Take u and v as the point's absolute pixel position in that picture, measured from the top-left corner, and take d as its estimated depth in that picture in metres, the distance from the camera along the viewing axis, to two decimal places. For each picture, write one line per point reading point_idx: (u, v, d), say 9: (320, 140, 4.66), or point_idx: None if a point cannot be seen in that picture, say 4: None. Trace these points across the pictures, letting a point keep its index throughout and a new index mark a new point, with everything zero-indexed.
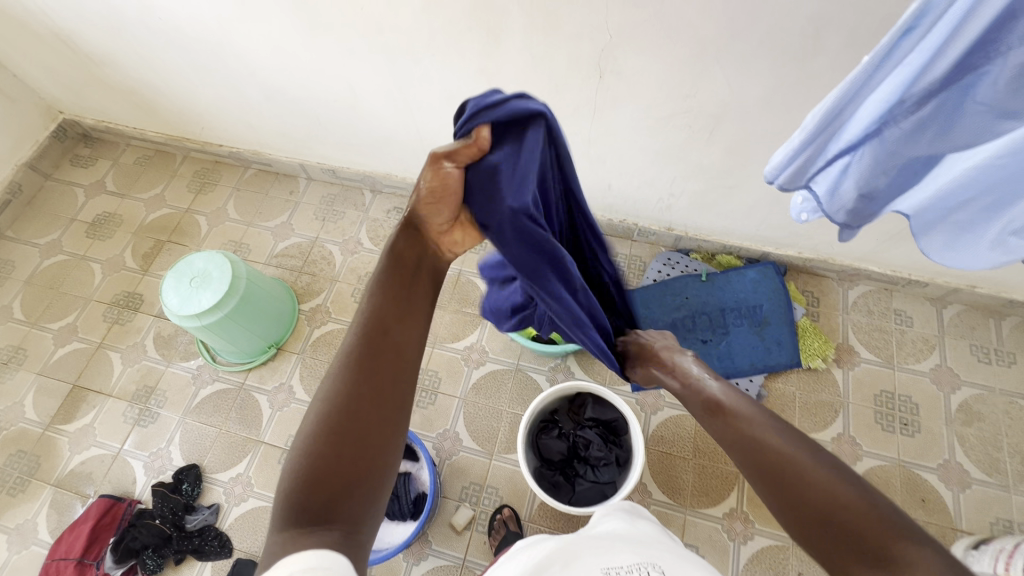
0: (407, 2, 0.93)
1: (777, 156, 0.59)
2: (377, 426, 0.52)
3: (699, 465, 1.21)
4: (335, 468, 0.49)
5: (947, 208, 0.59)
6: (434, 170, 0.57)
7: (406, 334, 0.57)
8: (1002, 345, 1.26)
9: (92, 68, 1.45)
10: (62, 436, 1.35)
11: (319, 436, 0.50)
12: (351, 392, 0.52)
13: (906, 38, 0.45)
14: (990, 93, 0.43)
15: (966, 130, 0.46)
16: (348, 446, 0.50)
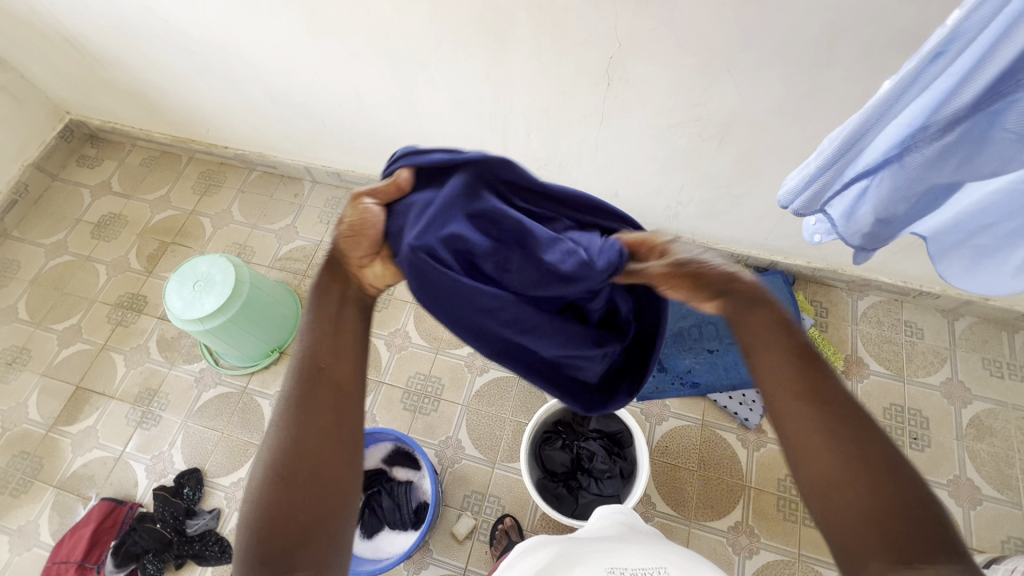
0: (413, 8, 0.92)
1: (793, 180, 0.58)
2: (327, 467, 0.49)
3: (703, 477, 1.19)
4: (291, 518, 0.48)
5: (966, 232, 0.58)
6: (353, 205, 0.52)
7: (339, 365, 0.53)
8: (1015, 359, 1.24)
9: (99, 69, 1.45)
10: (64, 438, 1.35)
11: (271, 484, 0.48)
12: (291, 442, 0.49)
13: (934, 63, 0.43)
14: (1021, 122, 0.41)
15: (994, 158, 0.45)
16: (300, 492, 0.48)
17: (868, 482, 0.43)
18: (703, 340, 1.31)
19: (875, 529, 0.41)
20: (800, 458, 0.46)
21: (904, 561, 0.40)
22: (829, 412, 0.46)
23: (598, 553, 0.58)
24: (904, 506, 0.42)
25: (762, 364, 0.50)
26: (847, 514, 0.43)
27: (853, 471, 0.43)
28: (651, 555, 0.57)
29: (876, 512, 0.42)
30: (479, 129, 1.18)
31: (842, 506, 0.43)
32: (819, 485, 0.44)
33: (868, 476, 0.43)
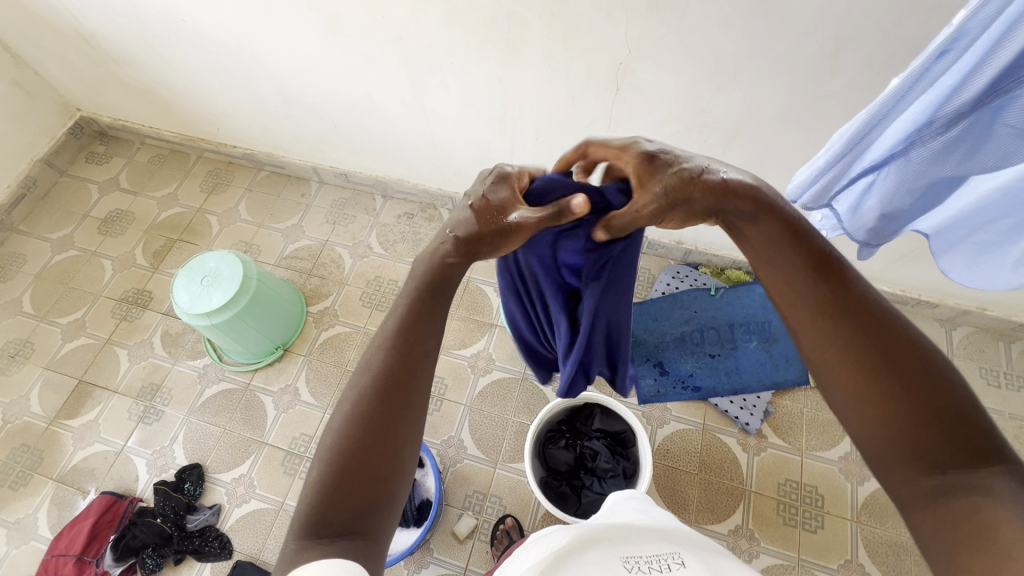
0: (428, 11, 0.95)
1: (800, 175, 0.60)
2: (390, 437, 0.52)
3: (704, 480, 1.20)
4: (353, 485, 0.49)
5: (968, 228, 0.60)
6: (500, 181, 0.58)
7: (420, 347, 0.56)
8: (1012, 369, 1.26)
9: (112, 67, 1.47)
10: (66, 432, 1.35)
11: (338, 448, 0.50)
12: (368, 407, 0.52)
13: (939, 61, 0.45)
14: (1020, 117, 0.43)
15: (995, 153, 0.47)
16: (365, 462, 0.50)
17: (887, 396, 0.47)
18: (705, 345, 1.32)
19: (898, 434, 0.46)
20: (824, 369, 0.50)
21: (924, 460, 0.45)
22: (854, 333, 0.49)
23: (613, 540, 0.59)
24: (928, 413, 0.46)
25: (783, 284, 0.53)
26: (872, 422, 0.47)
27: (874, 386, 0.47)
28: (668, 546, 0.58)
29: (903, 421, 0.46)
30: (488, 132, 1.21)
31: (862, 412, 0.48)
32: (844, 392, 0.49)
33: (891, 389, 0.47)
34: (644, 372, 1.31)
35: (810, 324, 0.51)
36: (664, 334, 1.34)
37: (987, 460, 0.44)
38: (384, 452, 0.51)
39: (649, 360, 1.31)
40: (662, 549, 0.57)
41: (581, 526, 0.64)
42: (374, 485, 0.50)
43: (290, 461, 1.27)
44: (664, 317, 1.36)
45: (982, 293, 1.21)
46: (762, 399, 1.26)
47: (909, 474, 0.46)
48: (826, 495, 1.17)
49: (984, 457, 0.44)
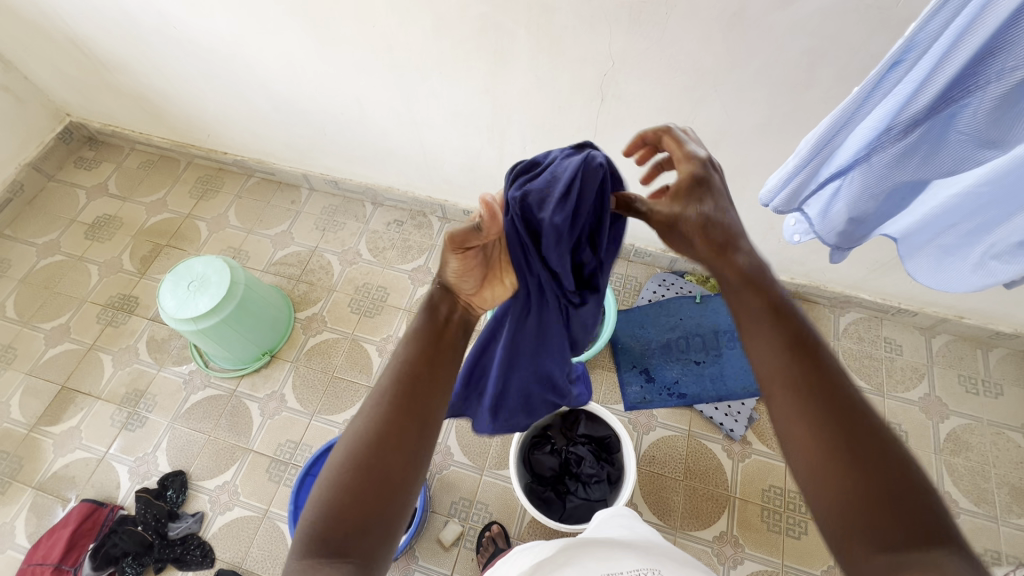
0: (417, 22, 0.97)
1: (772, 179, 0.62)
2: (401, 461, 0.49)
3: (690, 487, 1.21)
4: (357, 499, 0.46)
5: (932, 231, 0.62)
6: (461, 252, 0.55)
7: (440, 373, 0.54)
8: (989, 376, 1.28)
9: (103, 73, 1.47)
10: (46, 438, 1.33)
11: (346, 467, 0.48)
12: (381, 427, 0.49)
13: (894, 70, 0.48)
14: (971, 123, 0.45)
15: (950, 157, 0.49)
16: (373, 478, 0.47)
17: (844, 469, 0.43)
18: (690, 352, 1.34)
19: (847, 511, 0.42)
20: (787, 438, 0.47)
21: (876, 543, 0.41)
22: (821, 404, 0.46)
23: (595, 556, 0.59)
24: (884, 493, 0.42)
25: (760, 348, 0.51)
26: (829, 496, 0.43)
27: (830, 458, 0.44)
28: (648, 562, 0.58)
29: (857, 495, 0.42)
30: (476, 141, 1.22)
31: (821, 486, 0.44)
32: (804, 463, 0.45)
33: (852, 461, 0.43)
34: (630, 378, 1.33)
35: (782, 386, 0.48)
36: (650, 341, 1.36)
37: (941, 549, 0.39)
38: (392, 468, 0.48)
39: (635, 366, 1.34)
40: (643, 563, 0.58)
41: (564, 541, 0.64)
42: (377, 503, 0.47)
43: (275, 468, 1.27)
44: (650, 324, 1.37)
45: (960, 301, 1.24)
46: (747, 406, 1.28)
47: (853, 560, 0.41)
48: None
49: (940, 541, 0.40)
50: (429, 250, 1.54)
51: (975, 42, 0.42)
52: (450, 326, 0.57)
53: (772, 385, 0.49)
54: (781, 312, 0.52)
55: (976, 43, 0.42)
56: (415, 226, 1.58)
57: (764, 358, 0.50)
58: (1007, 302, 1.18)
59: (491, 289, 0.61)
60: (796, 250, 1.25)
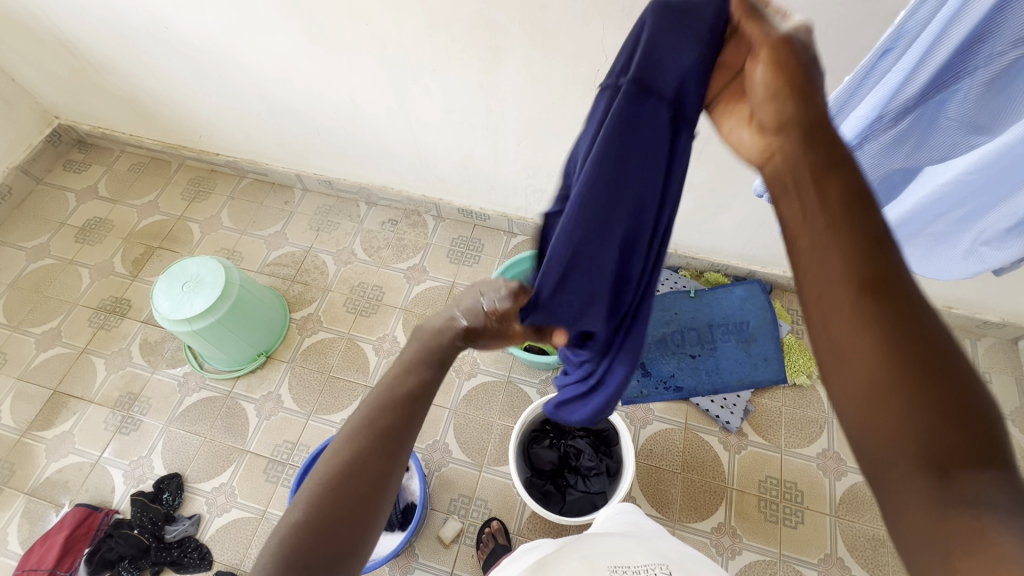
0: (411, 19, 0.97)
1: (766, 170, 0.63)
2: (358, 520, 0.49)
3: (687, 479, 1.22)
4: (340, 507, 0.48)
5: (922, 221, 0.63)
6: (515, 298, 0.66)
7: (406, 432, 0.56)
8: (978, 365, 1.31)
9: (92, 74, 1.46)
10: (38, 443, 1.31)
11: (301, 528, 0.47)
12: (344, 486, 0.49)
13: (884, 59, 0.49)
14: (960, 110, 0.46)
15: (940, 144, 0.50)
16: (330, 537, 0.47)
17: (901, 392, 0.35)
18: (685, 345, 1.35)
19: (903, 429, 0.34)
20: (839, 348, 0.39)
21: (931, 462, 0.33)
22: (893, 326, 0.37)
23: (601, 549, 0.60)
24: (951, 404, 0.34)
25: (813, 248, 0.42)
26: (881, 412, 0.36)
27: (888, 369, 0.36)
28: (654, 554, 0.58)
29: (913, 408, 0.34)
30: (471, 138, 1.23)
31: (871, 399, 0.37)
32: (853, 376, 0.38)
33: (921, 375, 0.35)
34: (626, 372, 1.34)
35: (831, 295, 0.40)
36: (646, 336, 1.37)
37: (995, 473, 0.32)
38: (376, 481, 0.51)
39: None
40: (649, 556, 0.58)
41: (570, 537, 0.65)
42: (359, 513, 0.49)
43: (272, 468, 1.26)
44: None
45: (949, 292, 1.26)
46: (742, 398, 1.29)
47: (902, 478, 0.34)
48: (805, 491, 1.19)
49: (992, 461, 0.32)
50: (424, 249, 1.54)
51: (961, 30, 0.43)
52: (422, 384, 0.59)
53: (827, 287, 0.40)
54: (859, 203, 0.42)
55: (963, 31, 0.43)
56: (410, 225, 1.58)
57: (817, 262, 0.41)
58: (993, 292, 1.20)
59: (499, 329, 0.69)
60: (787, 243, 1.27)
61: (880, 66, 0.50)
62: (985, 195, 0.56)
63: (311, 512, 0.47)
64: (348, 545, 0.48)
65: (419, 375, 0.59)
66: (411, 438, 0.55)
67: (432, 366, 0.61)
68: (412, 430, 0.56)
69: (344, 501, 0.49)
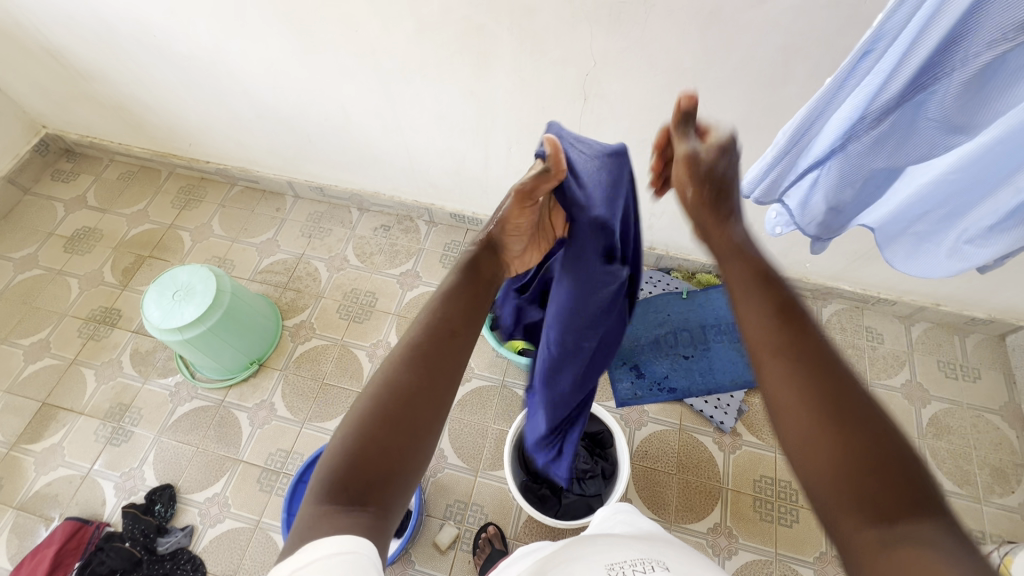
0: (400, 26, 0.98)
1: (752, 172, 0.64)
2: (426, 412, 0.46)
3: (683, 480, 1.22)
4: (381, 453, 0.44)
5: (907, 220, 0.64)
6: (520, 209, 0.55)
7: (468, 337, 0.52)
8: (967, 362, 1.32)
9: (80, 83, 1.45)
10: (27, 456, 1.30)
11: (369, 418, 0.45)
12: (408, 384, 0.47)
13: (864, 61, 0.50)
14: (940, 109, 0.47)
15: (922, 144, 0.50)
16: (397, 428, 0.45)
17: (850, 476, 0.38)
18: (679, 347, 1.36)
19: (843, 481, 0.38)
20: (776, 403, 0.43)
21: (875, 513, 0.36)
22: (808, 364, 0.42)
23: (596, 548, 0.59)
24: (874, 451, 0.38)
25: (749, 312, 0.47)
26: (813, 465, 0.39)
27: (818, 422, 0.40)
28: (649, 551, 0.58)
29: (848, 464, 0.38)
30: (462, 143, 1.23)
31: (807, 451, 0.40)
32: (796, 430, 0.41)
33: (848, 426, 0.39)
34: (620, 374, 1.34)
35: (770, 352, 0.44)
36: (640, 338, 1.37)
37: (931, 519, 0.36)
38: (417, 419, 0.46)
39: (625, 363, 1.35)
40: (644, 553, 0.58)
41: (566, 538, 0.64)
42: (399, 457, 0.45)
43: (266, 477, 1.25)
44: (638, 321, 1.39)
45: (937, 289, 1.27)
46: (736, 398, 1.30)
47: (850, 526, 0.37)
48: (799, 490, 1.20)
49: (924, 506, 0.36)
50: (416, 254, 1.54)
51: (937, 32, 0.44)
52: (483, 282, 0.55)
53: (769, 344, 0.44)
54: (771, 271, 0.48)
55: (939, 32, 0.44)
56: (402, 230, 1.58)
57: (752, 323, 0.46)
58: (979, 289, 1.22)
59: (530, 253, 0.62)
60: (777, 243, 1.28)
61: (863, 66, 0.51)
62: (971, 190, 0.56)
63: (350, 460, 0.43)
64: (388, 494, 0.44)
65: (458, 303, 0.52)
66: (452, 372, 0.49)
67: (471, 293, 0.54)
68: (453, 364, 0.50)
69: (383, 445, 0.44)
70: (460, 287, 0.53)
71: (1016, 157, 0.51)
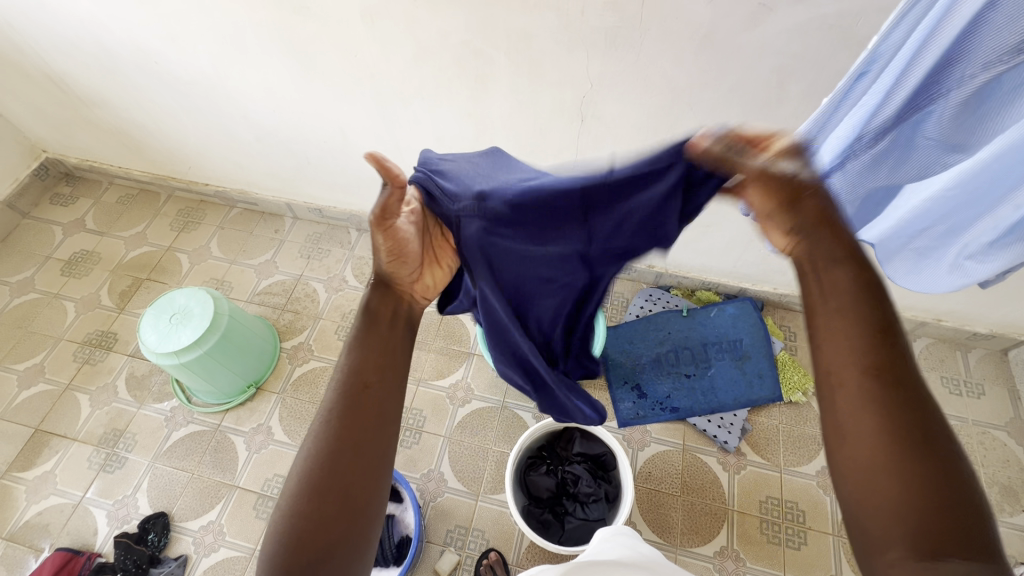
0: (400, 50, 0.99)
1: None
2: (359, 472, 0.48)
3: (688, 502, 1.20)
4: (322, 534, 0.45)
5: (908, 236, 0.64)
6: (386, 232, 0.55)
7: (385, 384, 0.52)
8: (970, 377, 1.31)
9: (81, 108, 1.47)
10: (19, 485, 1.27)
11: (303, 496, 0.46)
12: (330, 454, 0.48)
13: (860, 82, 0.50)
14: (937, 129, 0.47)
15: (919, 162, 0.50)
16: (332, 497, 0.46)
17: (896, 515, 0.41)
18: (680, 366, 1.35)
19: (899, 517, 0.41)
20: (838, 428, 0.45)
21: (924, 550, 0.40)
22: (890, 394, 0.44)
23: None
24: (947, 499, 0.40)
25: (835, 340, 0.47)
26: (867, 492, 0.43)
27: (876, 458, 0.43)
28: None
29: (896, 496, 0.41)
30: None
31: (865, 486, 0.43)
32: (850, 458, 0.44)
33: (923, 470, 0.41)
34: (622, 394, 1.32)
35: (837, 378, 0.46)
36: (641, 357, 1.36)
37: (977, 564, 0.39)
38: (353, 492, 0.47)
39: (627, 383, 1.33)
40: None
41: (566, 564, 0.62)
42: (337, 534, 0.45)
43: (262, 504, 1.22)
44: (639, 339, 1.38)
45: (938, 305, 1.27)
46: (739, 417, 1.28)
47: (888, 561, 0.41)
48: (807, 511, 1.17)
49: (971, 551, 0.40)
50: None
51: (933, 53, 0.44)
52: (383, 321, 0.56)
53: (847, 376, 0.45)
54: (875, 293, 0.48)
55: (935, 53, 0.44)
56: None
57: (841, 348, 0.46)
58: (980, 304, 1.22)
59: (431, 273, 0.62)
60: (776, 260, 1.28)
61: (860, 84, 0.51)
62: (974, 205, 0.56)
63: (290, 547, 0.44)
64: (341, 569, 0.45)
65: (367, 358, 0.53)
66: (377, 435, 0.50)
67: (380, 341, 0.54)
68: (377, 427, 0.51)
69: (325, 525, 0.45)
70: (371, 344, 0.54)
71: (1016, 173, 0.51)
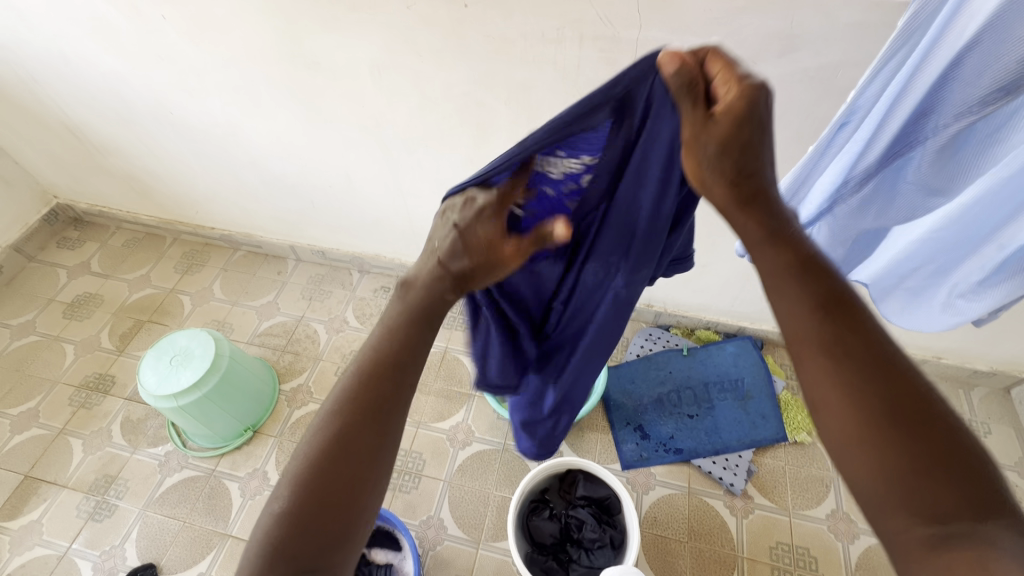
0: (405, 101, 1.04)
1: None
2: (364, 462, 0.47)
3: (696, 549, 1.16)
4: (322, 509, 0.44)
5: (898, 276, 0.65)
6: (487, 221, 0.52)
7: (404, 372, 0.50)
8: (976, 416, 1.30)
9: (95, 156, 1.52)
10: (3, 535, 1.23)
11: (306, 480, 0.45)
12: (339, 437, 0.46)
13: (842, 131, 0.53)
14: (918, 171, 0.49)
15: (905, 204, 0.53)
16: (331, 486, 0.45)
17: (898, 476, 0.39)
18: (683, 406, 1.34)
19: (894, 485, 0.39)
20: (815, 400, 0.43)
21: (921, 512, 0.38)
22: (845, 362, 0.42)
23: None
24: (941, 449, 0.39)
25: (785, 308, 0.45)
26: (854, 461, 0.40)
27: (861, 429, 0.40)
28: None
29: (890, 467, 0.39)
30: None
31: (849, 457, 0.41)
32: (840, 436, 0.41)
33: (907, 433, 0.39)
34: (624, 436, 1.30)
35: (808, 348, 0.43)
36: (643, 397, 1.35)
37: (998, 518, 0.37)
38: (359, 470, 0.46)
39: (629, 424, 1.32)
40: None
41: None
42: (339, 510, 0.45)
43: None
44: (641, 379, 1.38)
45: (937, 343, 1.27)
46: (744, 458, 1.26)
47: (894, 527, 0.39)
48: (818, 557, 1.14)
49: (985, 507, 0.38)
50: None
51: (908, 104, 0.47)
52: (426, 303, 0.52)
53: (817, 345, 0.43)
54: (812, 262, 0.45)
55: (910, 104, 0.47)
56: None
57: (793, 320, 0.44)
58: (978, 341, 1.23)
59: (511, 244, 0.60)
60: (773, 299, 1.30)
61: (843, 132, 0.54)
62: (965, 242, 0.57)
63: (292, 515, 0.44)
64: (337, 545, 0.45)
65: (396, 338, 0.51)
66: (393, 419, 0.49)
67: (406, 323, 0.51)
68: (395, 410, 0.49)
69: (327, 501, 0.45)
70: (401, 323, 0.52)
71: (997, 213, 0.53)
